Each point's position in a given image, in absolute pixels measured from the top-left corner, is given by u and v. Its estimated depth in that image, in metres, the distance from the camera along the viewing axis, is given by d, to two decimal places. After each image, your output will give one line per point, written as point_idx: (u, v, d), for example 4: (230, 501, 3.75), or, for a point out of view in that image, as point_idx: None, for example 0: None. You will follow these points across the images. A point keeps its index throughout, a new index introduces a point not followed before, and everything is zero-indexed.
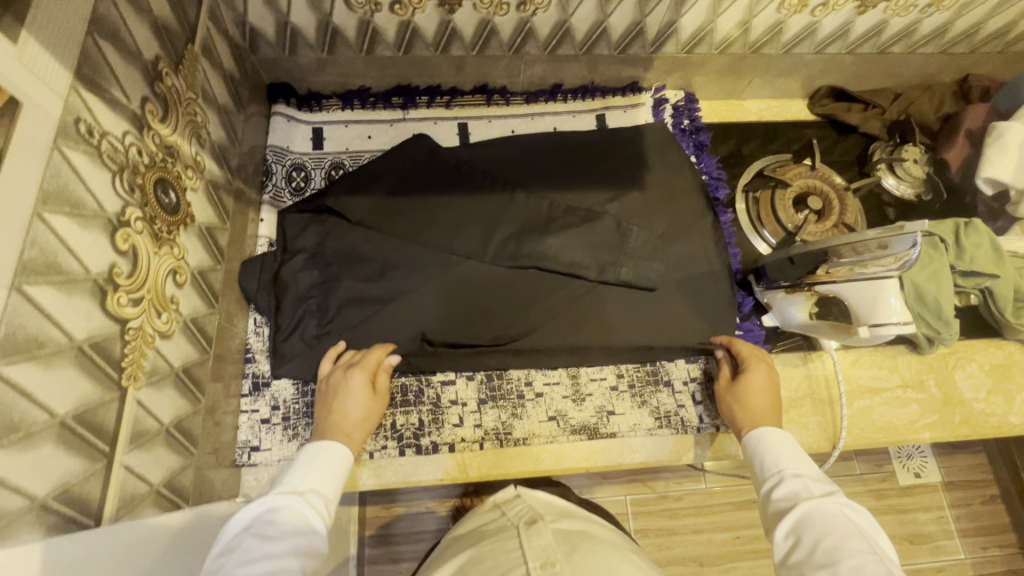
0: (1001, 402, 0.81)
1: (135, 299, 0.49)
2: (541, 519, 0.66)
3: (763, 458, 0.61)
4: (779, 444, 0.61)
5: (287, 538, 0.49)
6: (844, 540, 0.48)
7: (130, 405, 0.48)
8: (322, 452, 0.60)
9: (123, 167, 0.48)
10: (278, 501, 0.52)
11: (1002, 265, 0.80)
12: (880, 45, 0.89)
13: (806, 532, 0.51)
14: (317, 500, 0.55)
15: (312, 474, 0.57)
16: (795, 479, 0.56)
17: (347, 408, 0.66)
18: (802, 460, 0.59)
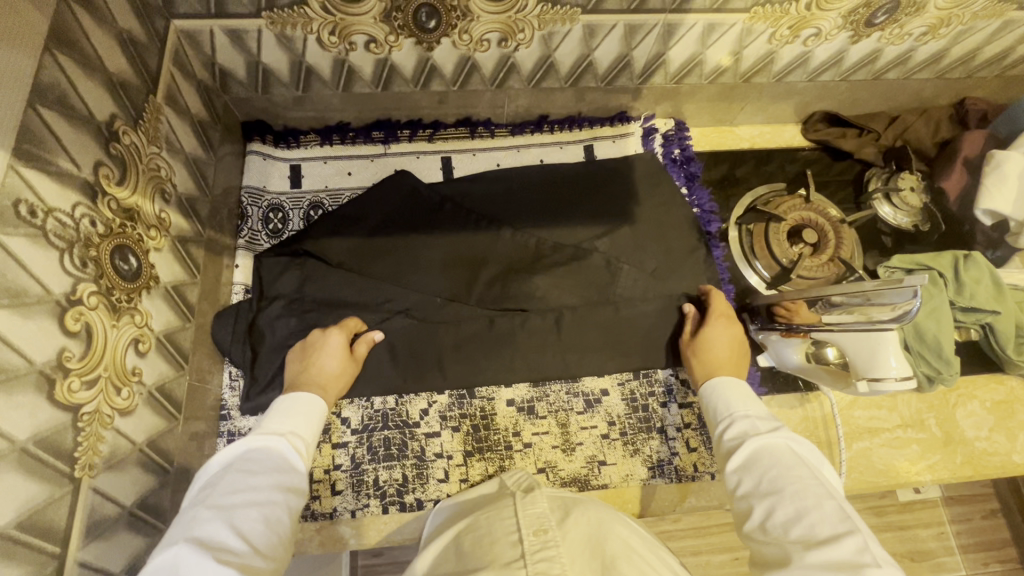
0: (1003, 440, 0.79)
1: (89, 382, 0.46)
2: (536, 487, 0.58)
3: (716, 404, 0.62)
4: (733, 389, 0.62)
5: (268, 473, 0.50)
6: (788, 470, 0.50)
7: (85, 497, 0.45)
8: (300, 401, 0.60)
9: (73, 243, 0.45)
10: (257, 442, 0.52)
11: (1003, 300, 0.78)
12: (874, 72, 0.86)
13: (755, 466, 0.52)
14: (299, 442, 0.55)
15: (291, 417, 0.58)
16: (746, 421, 0.57)
17: (323, 364, 0.66)
18: (752, 403, 0.60)
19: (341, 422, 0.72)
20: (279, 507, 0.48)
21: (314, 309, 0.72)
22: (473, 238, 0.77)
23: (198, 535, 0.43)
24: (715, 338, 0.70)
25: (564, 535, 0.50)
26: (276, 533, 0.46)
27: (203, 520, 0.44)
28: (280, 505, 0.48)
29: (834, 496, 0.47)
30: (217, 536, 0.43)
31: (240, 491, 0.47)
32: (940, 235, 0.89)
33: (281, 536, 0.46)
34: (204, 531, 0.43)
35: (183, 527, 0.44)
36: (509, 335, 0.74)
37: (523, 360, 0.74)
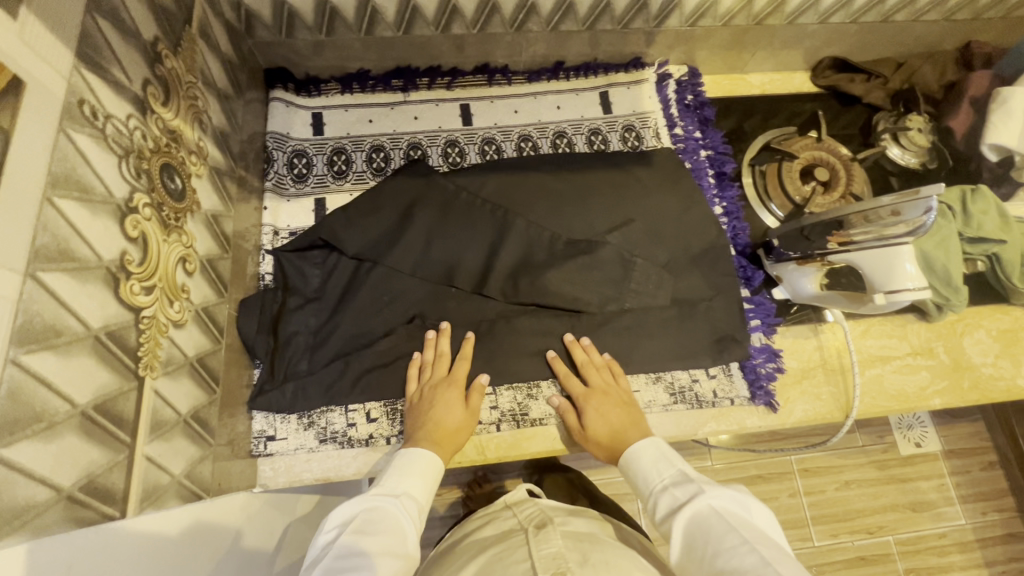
0: (1008, 366, 0.82)
1: (147, 287, 0.48)
2: (551, 523, 0.63)
3: (638, 482, 0.63)
4: (644, 462, 0.63)
5: (389, 535, 0.51)
6: (715, 545, 0.50)
7: (147, 395, 0.47)
8: (418, 458, 0.62)
9: (129, 152, 0.47)
10: (375, 505, 0.55)
11: (1009, 230, 0.81)
12: (883, 13, 0.88)
13: (691, 546, 0.52)
14: (410, 505, 0.57)
15: (407, 477, 0.60)
16: (671, 490, 0.58)
17: (444, 417, 0.68)
18: (662, 468, 0.61)
19: (365, 417, 0.72)
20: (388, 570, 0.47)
21: (337, 301, 0.74)
22: (487, 226, 0.80)
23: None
24: (597, 417, 0.70)
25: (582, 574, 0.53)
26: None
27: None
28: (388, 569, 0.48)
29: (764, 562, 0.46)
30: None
31: (355, 552, 0.48)
32: (947, 171, 0.91)
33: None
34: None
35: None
36: (526, 337, 0.76)
37: (541, 347, 0.76)
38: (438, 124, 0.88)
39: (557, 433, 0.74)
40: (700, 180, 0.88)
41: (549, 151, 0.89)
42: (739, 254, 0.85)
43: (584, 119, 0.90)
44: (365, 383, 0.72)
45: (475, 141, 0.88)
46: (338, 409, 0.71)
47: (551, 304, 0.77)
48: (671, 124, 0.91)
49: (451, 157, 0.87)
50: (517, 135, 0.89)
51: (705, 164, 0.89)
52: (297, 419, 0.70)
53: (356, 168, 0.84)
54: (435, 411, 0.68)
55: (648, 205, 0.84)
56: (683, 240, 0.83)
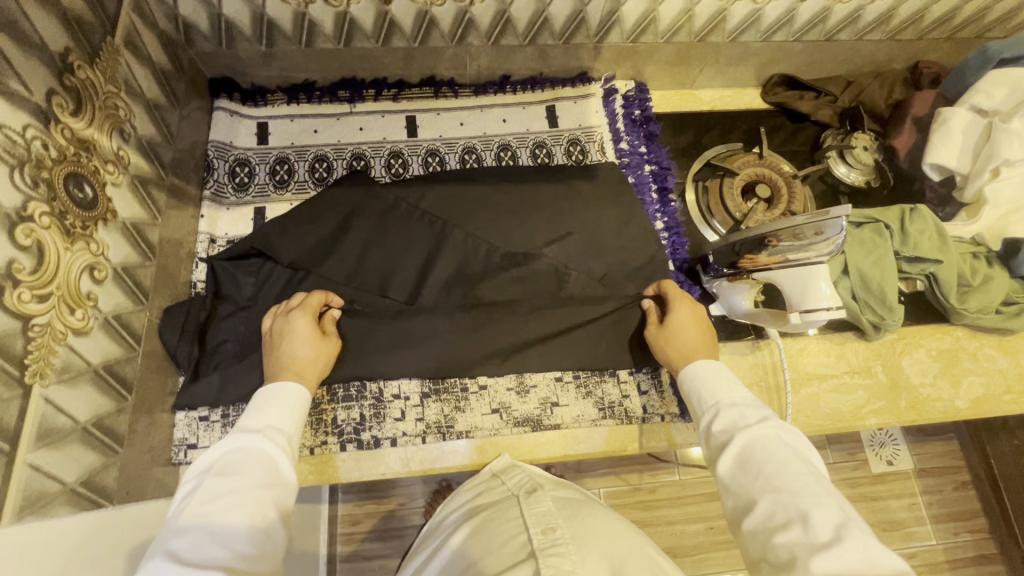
0: (947, 386, 0.82)
1: (40, 295, 0.48)
2: (541, 487, 0.64)
3: (700, 393, 0.63)
4: (715, 377, 0.63)
5: (261, 468, 0.50)
6: (784, 466, 0.51)
7: (34, 403, 0.47)
8: (275, 393, 0.59)
9: (24, 161, 0.47)
10: (235, 444, 0.52)
11: (946, 249, 0.81)
12: (826, 32, 0.89)
13: (750, 461, 0.53)
14: (278, 435, 0.55)
15: (270, 412, 0.57)
16: (733, 407, 0.58)
17: (294, 349, 0.65)
18: (736, 389, 0.61)
19: None
20: (263, 504, 0.48)
21: (267, 310, 0.74)
22: (424, 237, 0.81)
23: (176, 552, 0.43)
24: (682, 322, 0.71)
25: (570, 528, 0.56)
26: (265, 534, 0.47)
27: (181, 533, 0.44)
28: (266, 503, 0.49)
29: (829, 493, 0.49)
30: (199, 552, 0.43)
31: (219, 497, 0.47)
32: (889, 190, 0.91)
33: (270, 531, 0.48)
34: (188, 545, 0.44)
35: (161, 541, 0.44)
36: (455, 351, 0.76)
37: (472, 360, 0.76)
38: (382, 135, 0.88)
39: (483, 446, 0.74)
40: (642, 195, 0.89)
41: (493, 163, 0.89)
42: (677, 269, 0.85)
43: (529, 132, 0.91)
44: None
45: (419, 152, 0.88)
46: None
47: (482, 315, 0.77)
48: (616, 138, 0.92)
49: (394, 168, 0.88)
50: (461, 148, 0.90)
51: (648, 179, 0.90)
52: (220, 428, 0.69)
53: (298, 177, 0.84)
54: (283, 344, 0.66)
55: (586, 219, 0.84)
56: (620, 255, 0.83)
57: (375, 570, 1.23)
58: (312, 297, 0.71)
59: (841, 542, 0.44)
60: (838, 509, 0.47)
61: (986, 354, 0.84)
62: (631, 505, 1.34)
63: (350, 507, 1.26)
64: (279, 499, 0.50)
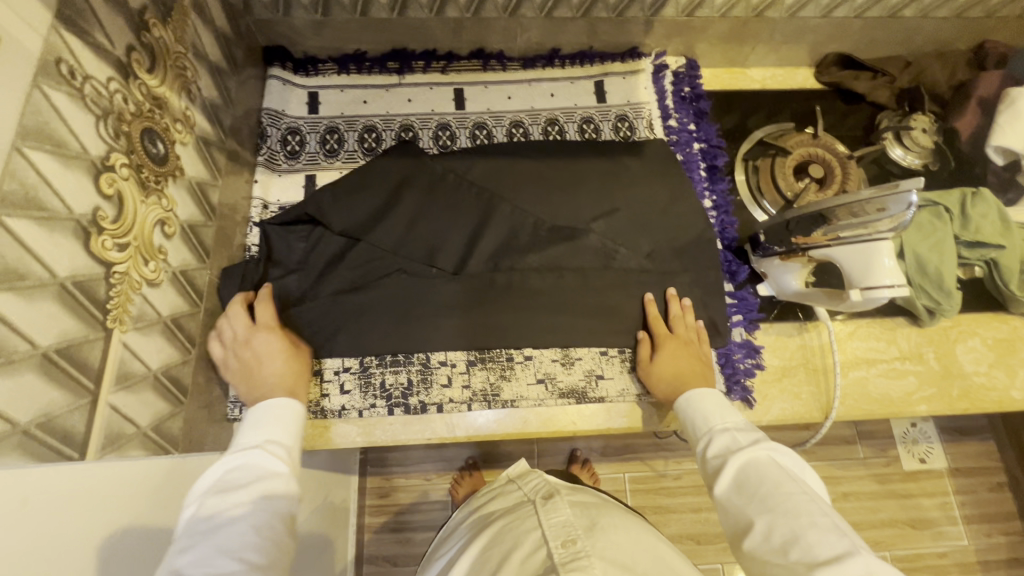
0: (1002, 376, 0.80)
1: (121, 244, 0.50)
2: (558, 494, 0.65)
3: (696, 419, 0.64)
4: (709, 403, 0.64)
5: (257, 485, 0.50)
6: (778, 487, 0.52)
7: (115, 347, 0.49)
8: (275, 409, 0.58)
9: (107, 113, 0.49)
10: (234, 461, 0.52)
11: (1009, 235, 0.78)
12: (889, 8, 0.86)
13: (744, 484, 0.54)
14: (278, 449, 0.55)
15: (262, 426, 0.56)
16: (725, 432, 0.60)
17: (263, 364, 0.64)
18: (729, 415, 0.62)
19: (337, 389, 0.73)
20: (266, 520, 0.48)
21: (320, 274, 0.76)
22: (472, 208, 0.81)
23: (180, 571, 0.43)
24: (672, 359, 0.72)
25: (591, 541, 0.55)
26: (275, 544, 0.48)
27: (189, 549, 0.45)
28: (264, 519, 0.48)
29: (822, 512, 0.49)
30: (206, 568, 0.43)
31: (221, 515, 0.47)
32: (949, 173, 0.88)
33: (278, 540, 0.48)
34: (194, 560, 0.44)
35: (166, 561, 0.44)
36: (500, 323, 0.76)
37: (517, 331, 0.76)
38: (430, 107, 0.88)
39: (527, 415, 0.74)
40: (691, 172, 0.87)
41: (540, 138, 0.89)
42: (725, 248, 0.84)
43: (576, 107, 0.90)
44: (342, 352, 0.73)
45: (466, 125, 0.88)
46: (313, 379, 0.73)
47: (531, 286, 0.78)
48: (664, 115, 0.91)
49: (441, 140, 0.88)
50: (508, 122, 0.89)
51: (697, 157, 0.88)
52: None
53: (348, 147, 0.85)
54: (253, 367, 0.64)
55: (634, 196, 0.84)
56: (667, 232, 0.82)
57: (403, 542, 1.25)
58: (263, 312, 0.68)
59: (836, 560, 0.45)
60: (833, 527, 0.48)
61: None
62: (658, 491, 1.34)
63: (379, 479, 1.29)
64: (283, 513, 0.50)
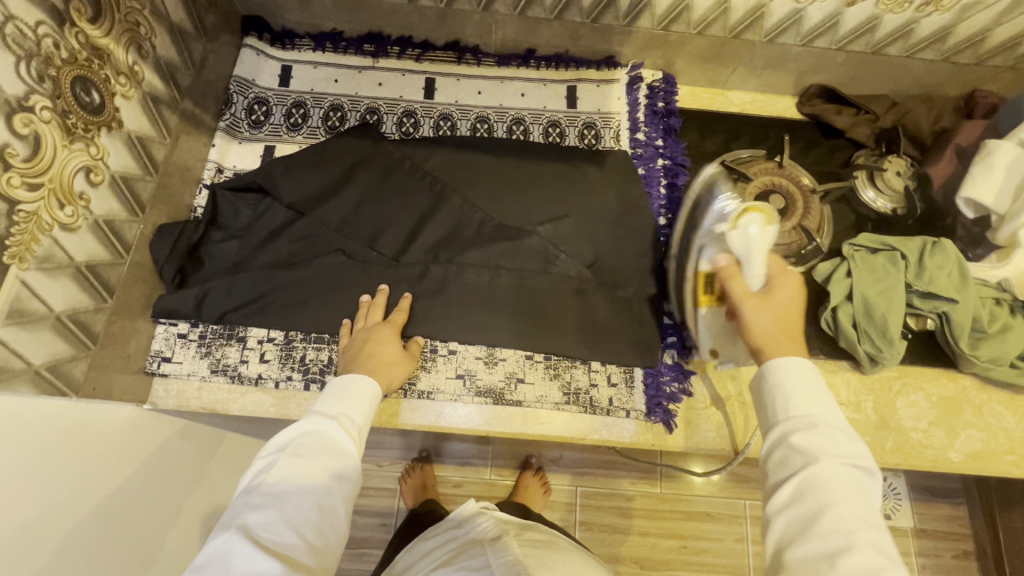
0: (941, 436, 0.76)
1: (32, 184, 0.51)
2: (507, 535, 0.65)
3: (781, 396, 0.53)
4: (810, 384, 0.52)
5: (323, 456, 0.54)
6: (854, 518, 0.45)
7: (11, 282, 0.50)
8: (350, 384, 0.62)
9: (32, 56, 0.50)
10: (311, 427, 0.56)
11: (966, 290, 0.75)
12: (873, 45, 0.84)
13: (817, 499, 0.46)
14: (349, 425, 0.58)
15: (342, 400, 0.60)
16: (829, 430, 0.50)
17: (380, 351, 0.69)
18: (830, 406, 0.51)
19: (258, 358, 0.73)
20: (331, 497, 0.53)
21: (259, 243, 0.77)
22: (421, 196, 0.81)
23: (249, 528, 0.49)
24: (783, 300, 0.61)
25: None
26: (332, 521, 0.52)
27: (254, 511, 0.50)
28: (330, 495, 0.53)
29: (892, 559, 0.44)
30: (270, 533, 0.49)
31: (291, 478, 0.52)
32: (914, 220, 0.85)
33: (337, 519, 0.53)
34: (262, 522, 0.49)
35: (239, 512, 0.50)
36: (430, 313, 0.76)
37: (445, 324, 0.76)
38: (399, 93, 0.89)
39: (442, 409, 0.74)
40: (650, 188, 0.86)
41: (504, 135, 0.88)
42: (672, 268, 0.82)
43: (545, 110, 0.90)
44: (267, 321, 0.73)
45: (432, 115, 0.89)
46: (235, 344, 0.73)
47: (466, 280, 0.77)
48: (633, 128, 0.89)
49: (405, 127, 0.88)
50: (474, 116, 0.89)
51: (659, 173, 0.87)
52: (196, 347, 0.72)
53: (311, 122, 0.86)
54: (367, 348, 0.69)
55: (587, 204, 0.83)
56: (614, 244, 0.81)
57: None
58: (374, 310, 0.73)
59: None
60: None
61: (993, 410, 0.77)
62: (606, 509, 1.31)
63: None
64: (345, 489, 0.54)
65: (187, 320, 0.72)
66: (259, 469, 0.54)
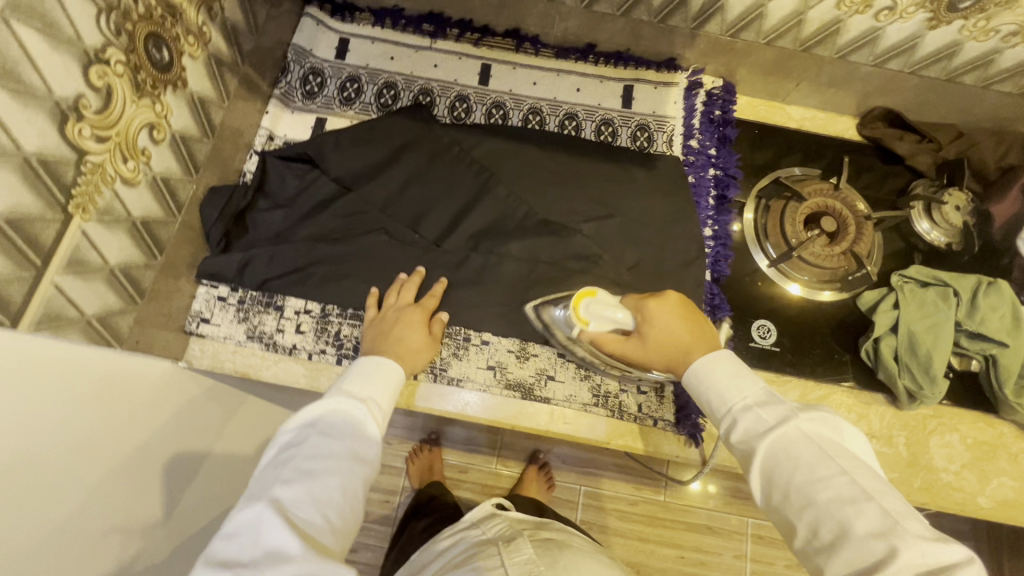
0: (973, 480, 0.74)
1: (100, 136, 0.52)
2: (519, 535, 0.64)
3: (708, 397, 0.56)
4: (716, 374, 0.56)
5: (350, 437, 0.54)
6: (815, 475, 0.47)
7: (73, 231, 0.51)
8: (378, 366, 0.63)
9: (111, 8, 0.51)
10: (339, 407, 0.56)
11: (1018, 335, 0.73)
12: (948, 71, 0.80)
13: (778, 475, 0.49)
14: (376, 408, 0.59)
15: (370, 382, 0.61)
16: (750, 410, 0.53)
17: (406, 337, 0.68)
18: (743, 384, 0.55)
19: (293, 328, 0.73)
20: (356, 478, 0.52)
21: (304, 214, 0.77)
22: (467, 182, 0.81)
23: (280, 503, 0.48)
24: (654, 323, 0.62)
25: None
26: (354, 504, 0.52)
27: (285, 486, 0.49)
28: (355, 477, 0.52)
29: (870, 497, 0.45)
30: (299, 510, 0.48)
31: (321, 456, 0.52)
32: (970, 258, 0.83)
33: (359, 502, 0.52)
34: (291, 499, 0.49)
35: (268, 486, 0.50)
36: (465, 301, 0.76)
37: (479, 314, 0.76)
38: (454, 77, 0.88)
39: (469, 398, 0.74)
40: (698, 197, 0.84)
41: (555, 130, 0.87)
42: (713, 281, 0.81)
43: (599, 107, 0.88)
44: (306, 293, 0.74)
45: (484, 102, 0.88)
46: (273, 312, 0.74)
47: (505, 272, 0.77)
48: (687, 134, 0.87)
49: (456, 112, 0.87)
50: (527, 107, 0.88)
51: (709, 183, 0.85)
52: (234, 311, 0.73)
53: (364, 98, 0.85)
54: (395, 330, 0.68)
55: (632, 208, 0.82)
56: (656, 251, 0.81)
57: None
58: (408, 289, 0.73)
59: (939, 547, 0.41)
60: (882, 514, 0.44)
61: None
62: (608, 512, 1.31)
63: None
64: (369, 473, 0.54)
65: (229, 284, 0.73)
66: (288, 445, 0.53)
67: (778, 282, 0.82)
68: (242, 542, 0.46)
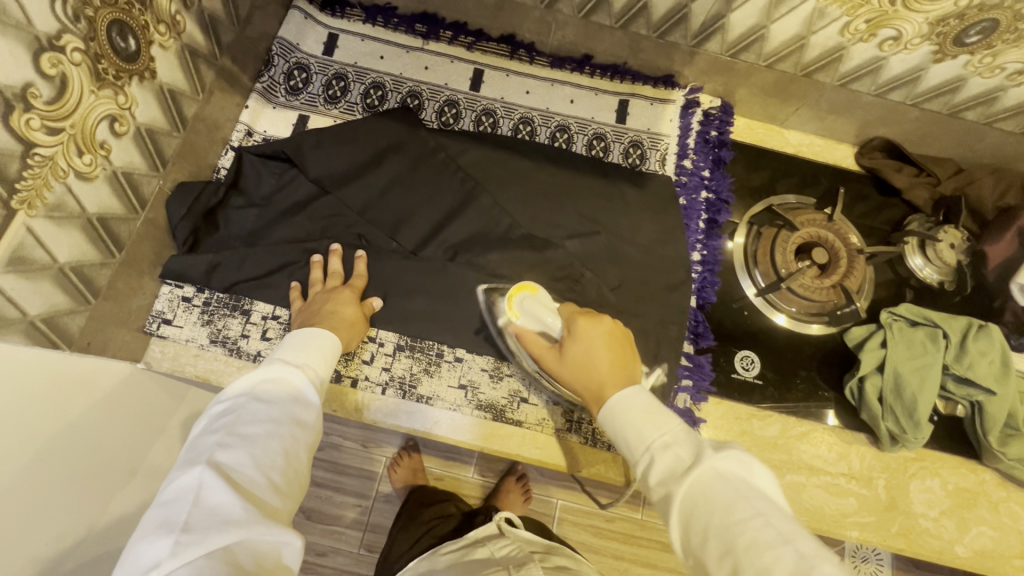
0: (952, 527, 0.72)
1: (51, 128, 0.49)
2: (531, 562, 0.60)
3: (624, 435, 0.52)
4: (635, 413, 0.52)
5: (290, 401, 0.52)
6: (731, 516, 0.42)
7: (16, 227, 0.48)
8: (313, 335, 0.61)
9: None
10: (275, 375, 0.54)
11: (1006, 382, 0.70)
12: (951, 105, 0.78)
13: (696, 519, 0.44)
14: (313, 374, 0.57)
15: (306, 350, 0.59)
16: (666, 447, 0.48)
17: (339, 311, 0.67)
18: (660, 420, 0.50)
19: (257, 335, 0.70)
20: (298, 441, 0.50)
21: (279, 216, 0.74)
22: (449, 191, 0.78)
23: (219, 466, 0.45)
24: (575, 342, 0.61)
25: None
26: (298, 468, 0.49)
27: (225, 451, 0.46)
28: (298, 439, 0.50)
29: (789, 537, 0.40)
30: (242, 473, 0.45)
31: (261, 420, 0.49)
32: (961, 298, 0.81)
33: (303, 465, 0.50)
34: (232, 461, 0.45)
35: (204, 451, 0.46)
36: (439, 315, 0.73)
37: (453, 329, 0.73)
38: (445, 80, 0.85)
39: (439, 416, 0.71)
40: (688, 219, 0.82)
41: (545, 141, 0.85)
42: (698, 308, 0.79)
43: (592, 121, 0.86)
44: (273, 299, 0.71)
45: (474, 108, 0.85)
46: (238, 317, 0.71)
47: (483, 286, 0.74)
48: (681, 154, 0.85)
49: (445, 116, 0.84)
50: (518, 116, 0.85)
51: (700, 206, 0.83)
52: (198, 313, 0.70)
53: (349, 98, 0.82)
54: (328, 307, 0.66)
55: (618, 227, 0.80)
56: (640, 273, 0.78)
57: (321, 498, 1.24)
58: (334, 273, 0.71)
59: None
60: (803, 557, 0.38)
61: (1009, 511, 0.73)
62: (583, 528, 1.28)
63: None
64: (311, 437, 0.52)
65: (194, 285, 0.70)
66: (221, 412, 0.50)
67: (764, 312, 0.80)
68: (181, 506, 0.42)
